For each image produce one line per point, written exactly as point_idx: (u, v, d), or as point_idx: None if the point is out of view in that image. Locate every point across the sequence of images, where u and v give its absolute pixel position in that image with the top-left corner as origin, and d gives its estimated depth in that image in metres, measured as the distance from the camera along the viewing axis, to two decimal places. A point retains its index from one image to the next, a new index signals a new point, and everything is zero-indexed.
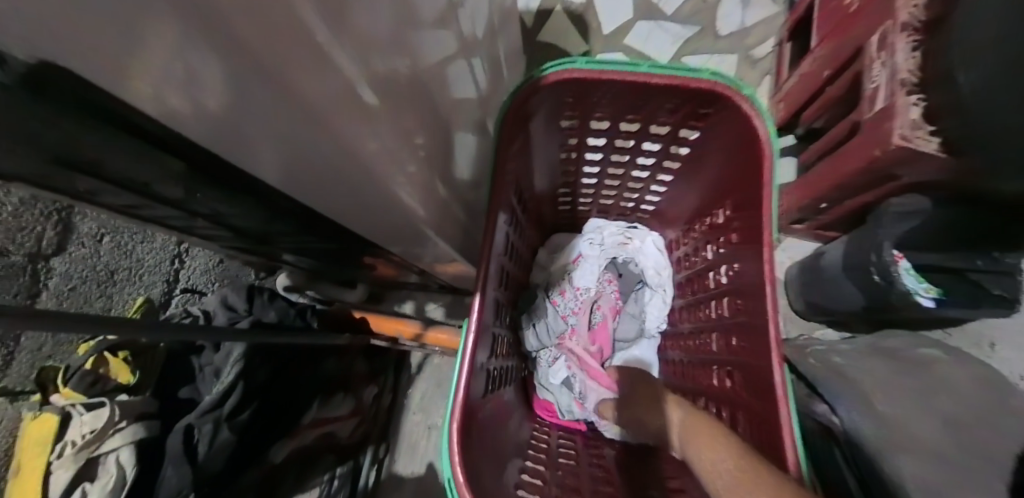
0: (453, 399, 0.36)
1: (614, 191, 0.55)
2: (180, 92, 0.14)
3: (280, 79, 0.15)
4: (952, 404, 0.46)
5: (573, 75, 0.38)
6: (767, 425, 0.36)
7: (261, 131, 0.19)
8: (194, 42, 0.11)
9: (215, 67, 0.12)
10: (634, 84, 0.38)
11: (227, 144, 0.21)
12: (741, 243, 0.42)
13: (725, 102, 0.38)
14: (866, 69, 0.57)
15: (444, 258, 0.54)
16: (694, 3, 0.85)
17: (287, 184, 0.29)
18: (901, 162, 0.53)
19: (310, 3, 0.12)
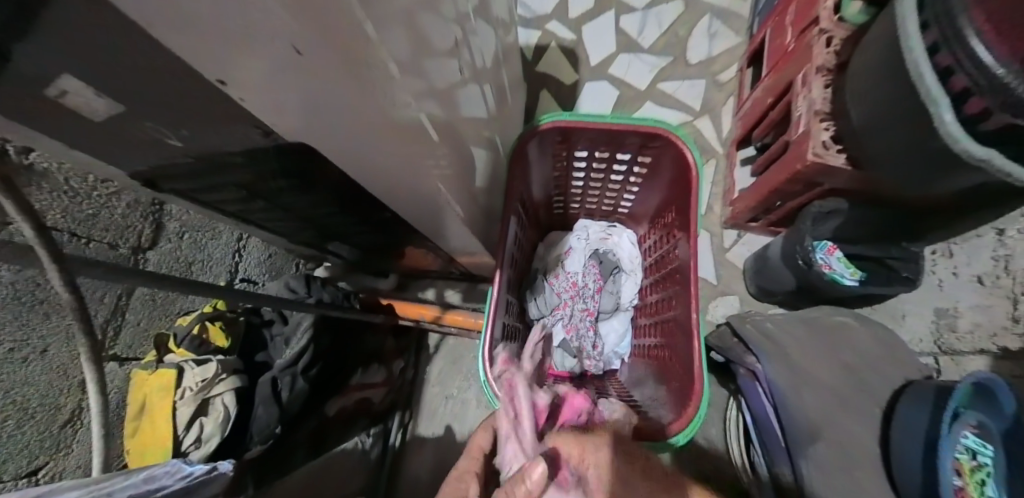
0: (482, 345, 0.52)
1: (596, 197, 0.70)
2: (323, 121, 0.28)
3: (366, 109, 0.28)
4: (841, 356, 0.63)
5: (558, 124, 0.54)
6: (688, 363, 0.52)
7: (355, 143, 0.33)
8: (332, 88, 0.23)
9: (338, 104, 0.25)
10: (602, 127, 0.54)
11: (339, 156, 0.36)
12: (680, 237, 0.58)
13: (665, 140, 0.55)
14: (795, 100, 0.73)
15: (464, 249, 0.69)
16: (666, 38, 1.01)
17: (380, 193, 0.44)
18: (820, 172, 0.69)
19: (382, 69, 0.25)
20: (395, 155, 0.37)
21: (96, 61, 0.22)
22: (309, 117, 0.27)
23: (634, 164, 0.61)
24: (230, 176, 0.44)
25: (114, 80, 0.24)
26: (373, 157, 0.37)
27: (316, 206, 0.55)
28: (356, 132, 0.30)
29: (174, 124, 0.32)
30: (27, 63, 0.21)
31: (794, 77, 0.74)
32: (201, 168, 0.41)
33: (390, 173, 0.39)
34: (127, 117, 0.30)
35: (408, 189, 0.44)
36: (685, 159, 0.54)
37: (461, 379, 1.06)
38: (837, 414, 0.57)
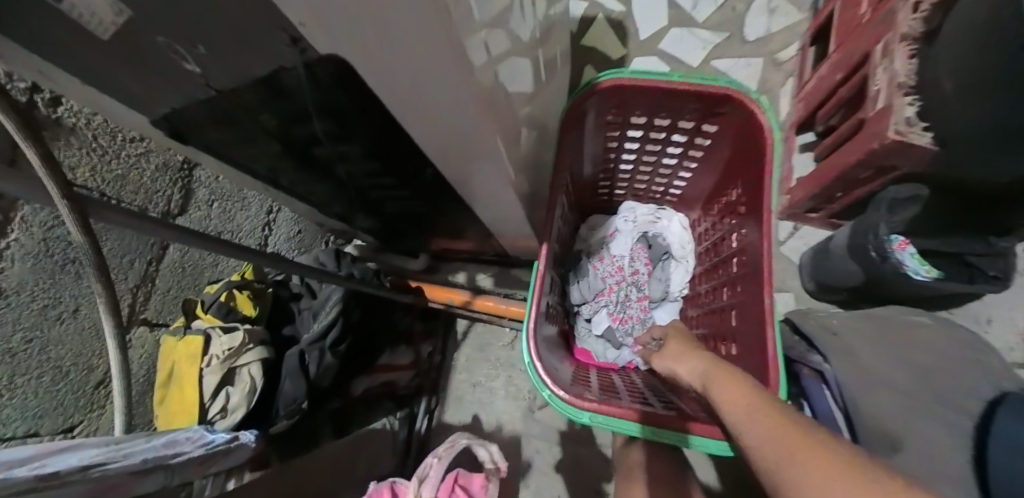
0: (526, 323, 0.48)
1: (647, 175, 0.66)
2: (377, 55, 0.23)
3: (432, 60, 0.22)
4: (922, 356, 0.57)
5: (620, 82, 0.49)
6: (758, 349, 0.47)
7: (406, 86, 0.28)
8: (399, 27, 0.18)
9: (401, 41, 0.20)
10: (669, 88, 0.49)
11: (395, 100, 0.31)
12: (747, 214, 0.53)
13: (737, 103, 0.49)
14: (871, 73, 0.67)
15: (505, 226, 0.66)
16: (724, 13, 0.94)
17: (431, 147, 0.40)
18: (894, 152, 0.63)
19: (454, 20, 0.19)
20: (465, 123, 0.33)
21: None
22: (394, 60, 0.23)
23: (696, 134, 0.56)
24: (265, 124, 0.41)
25: None
26: (447, 118, 0.32)
27: (353, 163, 0.52)
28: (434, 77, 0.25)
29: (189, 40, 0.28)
30: None
31: (872, 48, 0.68)
32: (232, 110, 0.38)
33: (448, 130, 0.35)
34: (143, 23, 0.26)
35: (456, 151, 0.40)
36: (759, 126, 0.48)
37: (489, 367, 1.04)
38: (928, 417, 0.51)
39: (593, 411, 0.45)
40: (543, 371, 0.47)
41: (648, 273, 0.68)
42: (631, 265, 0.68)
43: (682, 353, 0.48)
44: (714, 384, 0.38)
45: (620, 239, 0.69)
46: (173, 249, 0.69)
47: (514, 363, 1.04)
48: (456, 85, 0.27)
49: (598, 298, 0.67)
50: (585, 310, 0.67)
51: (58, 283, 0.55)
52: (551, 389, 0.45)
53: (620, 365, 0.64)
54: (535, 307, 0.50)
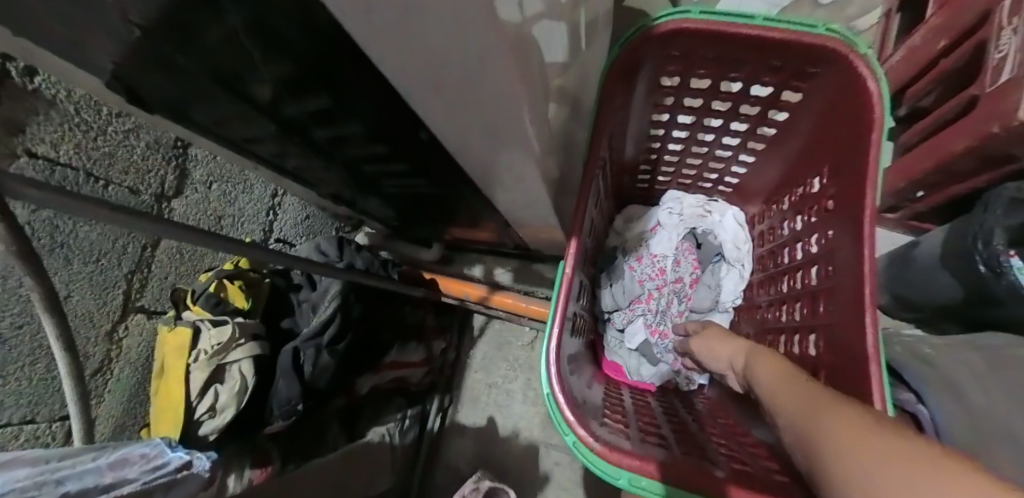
0: (547, 341, 0.40)
1: (698, 158, 0.56)
2: (385, 27, 0.15)
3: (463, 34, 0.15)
4: None
5: (686, 26, 0.38)
6: (852, 387, 0.37)
7: (426, 64, 0.20)
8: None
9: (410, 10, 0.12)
10: (749, 36, 0.38)
11: (409, 78, 0.23)
12: (835, 210, 0.42)
13: (838, 61, 0.38)
14: (994, 37, 0.52)
15: (527, 216, 0.57)
16: None
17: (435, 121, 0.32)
18: (1021, 140, 0.49)
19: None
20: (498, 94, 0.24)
21: None
22: (401, 30, 0.15)
23: (772, 105, 0.46)
24: (230, 83, 0.34)
25: None
26: (476, 92, 0.24)
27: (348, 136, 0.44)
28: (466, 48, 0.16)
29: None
30: None
31: (994, 5, 0.53)
32: (187, 60, 0.30)
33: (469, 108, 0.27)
34: None
35: (469, 128, 0.32)
36: (863, 94, 0.38)
37: (507, 368, 0.97)
38: None
39: (632, 469, 0.35)
40: (568, 409, 0.37)
41: (697, 278, 0.59)
42: (676, 270, 0.58)
43: (742, 354, 0.41)
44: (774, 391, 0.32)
45: (664, 240, 0.58)
46: (163, 248, 0.65)
47: (533, 365, 0.96)
48: (500, 57, 0.19)
49: (636, 310, 0.57)
50: (620, 323, 0.58)
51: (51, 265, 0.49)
52: (576, 432, 0.36)
53: (656, 383, 0.57)
54: (558, 320, 0.41)
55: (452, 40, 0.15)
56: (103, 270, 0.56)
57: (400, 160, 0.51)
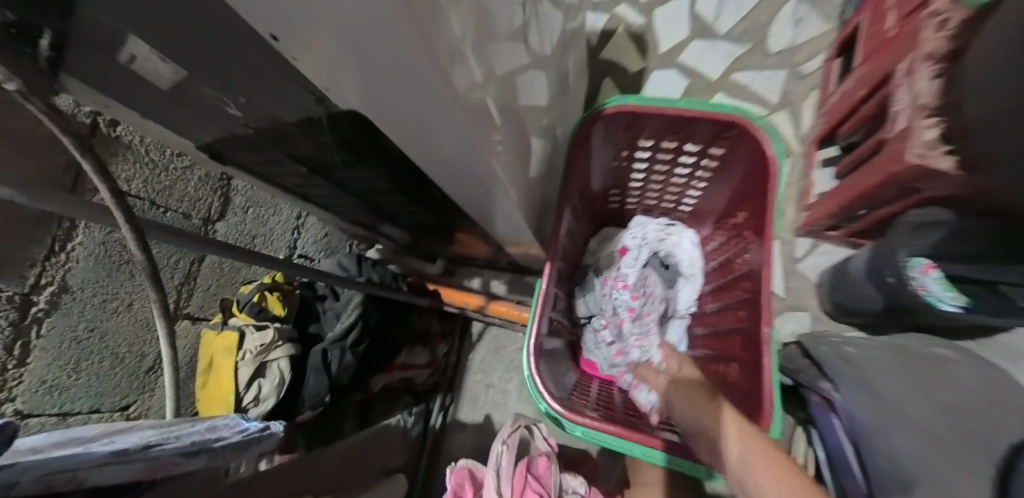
0: (528, 339, 0.52)
1: (657, 189, 0.69)
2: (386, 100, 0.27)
3: (425, 102, 0.26)
4: (951, 393, 0.51)
5: (626, 107, 0.54)
6: (753, 371, 0.50)
7: (418, 125, 0.31)
8: (391, 77, 0.22)
9: (388, 86, 0.24)
10: (674, 112, 0.54)
11: (412, 141, 0.35)
12: (751, 236, 0.57)
13: (739, 128, 0.53)
14: (894, 92, 0.66)
15: (515, 239, 0.69)
16: (747, 24, 0.94)
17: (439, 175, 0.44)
18: (920, 178, 0.62)
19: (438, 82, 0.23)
20: (460, 142, 0.34)
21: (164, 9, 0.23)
22: (392, 102, 0.27)
23: (703, 156, 0.60)
24: (289, 148, 0.46)
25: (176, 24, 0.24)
26: (453, 142, 0.34)
27: (370, 182, 0.56)
28: (417, 105, 0.27)
29: (232, 90, 0.33)
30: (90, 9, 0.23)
31: (896, 66, 0.66)
32: (262, 136, 0.42)
33: (454, 159, 0.38)
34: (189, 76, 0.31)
35: (466, 178, 0.44)
36: (764, 152, 0.52)
37: (503, 370, 1.08)
38: (951, 464, 0.43)
39: (588, 426, 0.48)
40: (540, 384, 0.50)
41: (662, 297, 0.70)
42: (640, 294, 0.69)
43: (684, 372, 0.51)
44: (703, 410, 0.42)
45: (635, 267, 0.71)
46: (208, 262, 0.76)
47: None
48: (463, 118, 0.30)
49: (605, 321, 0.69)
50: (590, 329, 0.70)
51: (115, 280, 0.60)
52: (546, 402, 0.49)
53: None
54: (538, 323, 0.53)
55: (417, 103, 0.26)
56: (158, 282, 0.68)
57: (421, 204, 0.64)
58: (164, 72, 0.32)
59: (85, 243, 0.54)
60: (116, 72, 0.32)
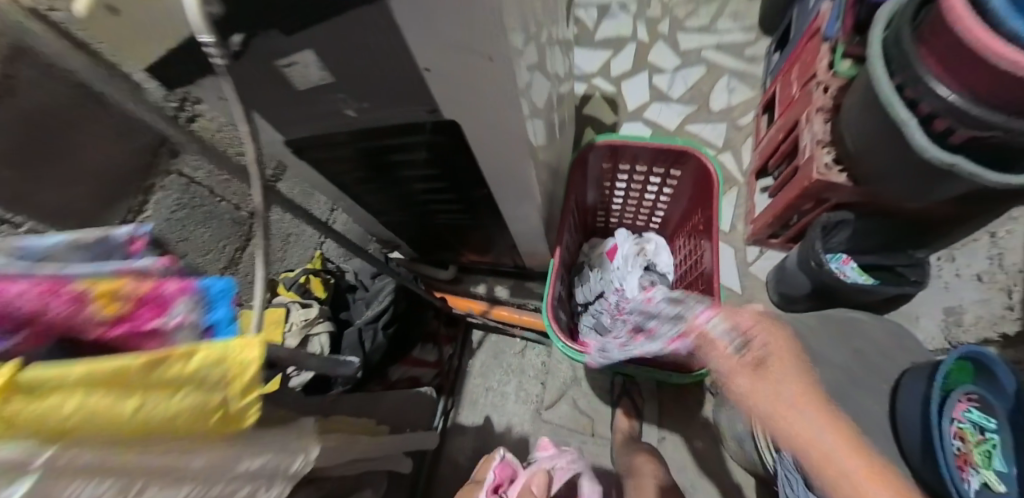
0: (544, 301, 0.73)
1: (633, 206, 0.92)
2: (460, 74, 0.43)
3: (484, 68, 0.42)
4: (861, 341, 0.68)
5: (609, 141, 0.78)
6: None
7: (477, 97, 0.47)
8: (468, 46, 0.38)
9: (466, 57, 0.40)
10: (642, 145, 0.77)
11: (472, 118, 0.52)
12: (703, 230, 0.78)
13: (689, 154, 0.76)
14: (802, 132, 0.89)
15: (524, 235, 0.83)
16: (693, 91, 1.22)
17: (484, 156, 0.60)
18: (827, 189, 0.82)
19: (495, 53, 0.39)
20: (501, 116, 0.50)
21: (353, 31, 0.39)
22: (460, 72, 0.43)
23: (667, 177, 0.83)
24: (366, 143, 0.61)
25: (352, 41, 0.41)
26: (497, 117, 0.50)
27: (415, 181, 0.71)
28: (476, 73, 0.43)
29: (354, 90, 0.49)
30: (311, 26, 0.39)
31: (800, 116, 0.91)
32: (351, 129, 0.57)
33: (497, 137, 0.54)
34: (332, 72, 0.46)
35: (502, 160, 0.60)
36: (709, 170, 0.75)
37: (502, 374, 1.15)
38: (856, 389, 0.62)
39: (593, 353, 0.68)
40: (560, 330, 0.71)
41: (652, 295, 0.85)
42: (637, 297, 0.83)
43: (766, 346, 0.49)
44: (782, 401, 0.43)
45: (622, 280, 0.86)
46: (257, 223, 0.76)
47: (524, 370, 1.15)
48: (508, 95, 0.46)
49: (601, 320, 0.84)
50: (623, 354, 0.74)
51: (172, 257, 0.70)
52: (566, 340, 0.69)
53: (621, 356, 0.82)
54: (549, 292, 0.74)
55: (479, 74, 0.42)
56: (205, 263, 0.76)
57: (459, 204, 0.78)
58: (313, 76, 0.48)
59: (153, 215, 0.64)
60: (276, 73, 0.48)
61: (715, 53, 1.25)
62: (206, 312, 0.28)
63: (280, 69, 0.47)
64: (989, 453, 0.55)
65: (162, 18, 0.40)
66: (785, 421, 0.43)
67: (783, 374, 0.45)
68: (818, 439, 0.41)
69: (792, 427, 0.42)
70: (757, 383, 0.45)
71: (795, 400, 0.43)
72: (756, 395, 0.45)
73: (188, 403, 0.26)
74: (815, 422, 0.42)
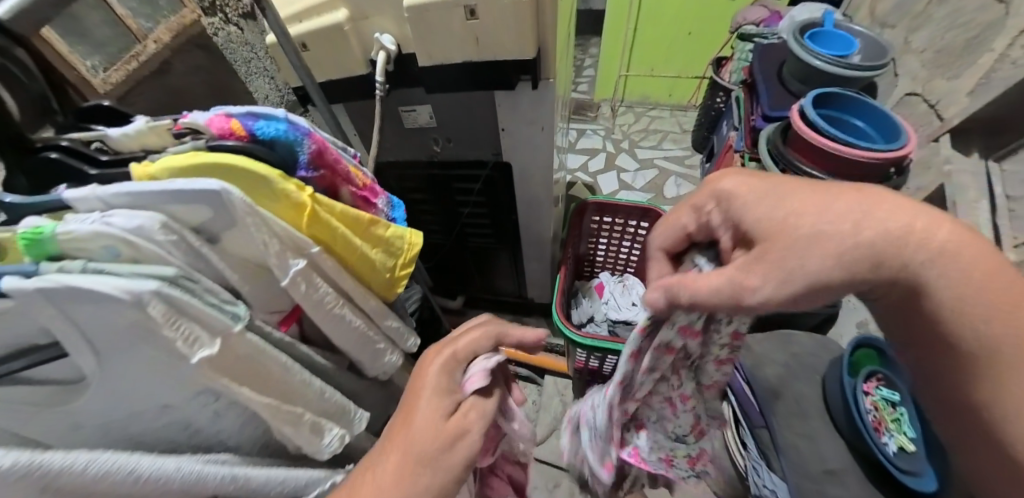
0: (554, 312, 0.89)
1: (614, 252, 1.15)
2: (514, 115, 0.73)
3: (532, 113, 0.72)
4: (800, 347, 0.84)
5: (594, 201, 1.04)
6: None
7: (520, 132, 0.76)
8: (527, 96, 0.69)
9: (521, 104, 0.71)
10: (618, 204, 1.03)
11: (514, 149, 0.79)
12: None
13: (652, 211, 1.01)
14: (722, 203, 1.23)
15: (530, 258, 1.06)
16: (649, 184, 1.57)
17: (518, 179, 0.86)
18: None
19: (539, 101, 0.70)
20: (534, 146, 0.78)
21: (457, 87, 0.67)
22: (514, 115, 0.73)
23: (638, 228, 1.07)
24: (436, 168, 0.87)
25: (455, 95, 0.71)
26: (530, 150, 0.79)
27: (459, 204, 0.94)
28: (524, 113, 0.72)
29: (442, 125, 0.78)
30: (436, 84, 0.67)
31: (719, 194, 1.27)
32: (427, 150, 0.84)
33: (529, 163, 0.82)
34: (432, 109, 0.74)
35: (528, 183, 0.86)
36: None
37: None
38: (796, 378, 0.79)
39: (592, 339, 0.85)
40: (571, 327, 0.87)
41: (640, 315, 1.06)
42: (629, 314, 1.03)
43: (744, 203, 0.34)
44: (825, 245, 0.29)
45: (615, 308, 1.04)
46: None
47: None
48: (543, 135, 0.76)
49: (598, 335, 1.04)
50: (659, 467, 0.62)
51: None
52: (572, 332, 0.87)
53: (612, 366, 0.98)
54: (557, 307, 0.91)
55: (527, 114, 0.72)
56: None
57: (487, 229, 1.00)
58: (422, 121, 0.77)
59: None
60: (396, 113, 0.76)
61: (664, 161, 1.64)
62: (389, 211, 0.49)
63: (400, 112, 0.76)
64: (899, 420, 0.69)
65: (344, 66, 0.66)
66: (796, 267, 0.29)
67: (755, 230, 0.32)
68: (901, 216, 0.28)
69: (860, 233, 0.28)
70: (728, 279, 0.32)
71: (836, 239, 0.29)
72: (790, 285, 0.29)
73: (379, 254, 0.44)
74: (854, 209, 0.29)
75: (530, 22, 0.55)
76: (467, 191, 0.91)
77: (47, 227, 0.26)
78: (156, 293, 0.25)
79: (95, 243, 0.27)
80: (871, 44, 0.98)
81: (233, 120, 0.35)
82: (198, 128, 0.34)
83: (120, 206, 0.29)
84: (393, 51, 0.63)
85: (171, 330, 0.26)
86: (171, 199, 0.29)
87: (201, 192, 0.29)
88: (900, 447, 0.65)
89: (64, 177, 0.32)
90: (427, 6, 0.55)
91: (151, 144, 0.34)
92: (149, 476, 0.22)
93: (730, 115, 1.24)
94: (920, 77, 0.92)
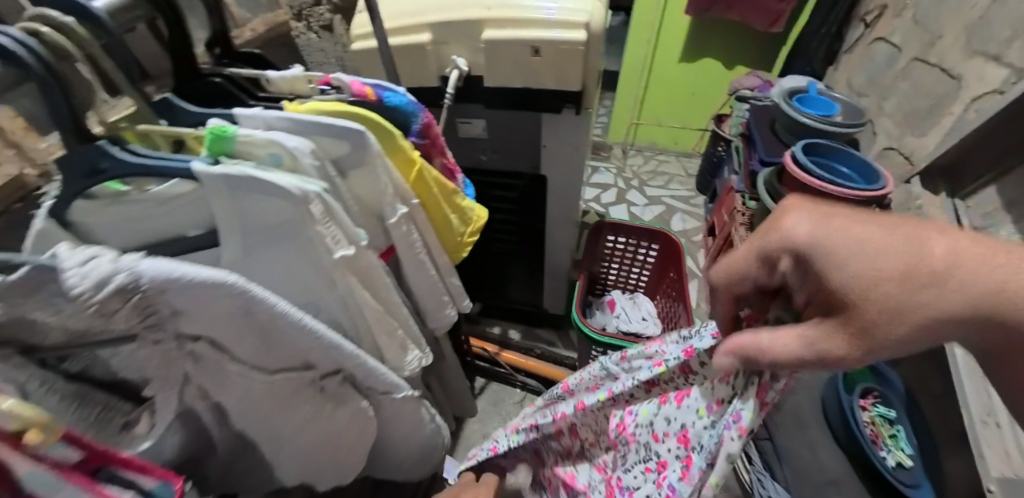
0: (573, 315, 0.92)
1: (625, 274, 1.22)
2: (555, 136, 0.82)
3: (572, 136, 0.82)
4: None
5: (611, 222, 1.11)
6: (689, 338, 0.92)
7: (558, 152, 0.85)
8: (570, 122, 0.79)
9: (563, 128, 0.81)
10: (634, 227, 1.10)
11: (551, 167, 0.88)
12: (675, 291, 1.07)
13: (665, 235, 1.09)
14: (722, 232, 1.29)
15: (549, 269, 1.12)
16: (656, 218, 1.68)
17: (550, 194, 0.94)
18: None
19: (580, 127, 0.80)
20: (568, 165, 0.87)
21: (511, 106, 0.77)
22: (555, 136, 0.82)
23: (651, 250, 1.14)
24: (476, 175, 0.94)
25: (507, 115, 0.81)
26: (564, 168, 0.88)
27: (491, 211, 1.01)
28: (564, 135, 0.82)
29: (490, 137, 0.87)
30: (490, 101, 0.76)
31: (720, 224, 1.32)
32: (471, 159, 0.92)
33: (562, 181, 0.90)
34: (483, 123, 0.84)
35: (558, 198, 0.94)
36: (677, 245, 1.07)
37: (500, 421, 1.10)
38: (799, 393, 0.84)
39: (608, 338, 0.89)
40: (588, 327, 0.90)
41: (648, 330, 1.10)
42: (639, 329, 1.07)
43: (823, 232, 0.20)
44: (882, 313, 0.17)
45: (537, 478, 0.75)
46: None
47: None
48: (578, 155, 0.85)
49: None
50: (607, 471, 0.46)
51: None
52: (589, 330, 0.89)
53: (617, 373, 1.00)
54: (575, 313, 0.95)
55: (567, 136, 0.82)
56: None
57: (512, 237, 1.06)
58: (475, 132, 0.86)
59: None
60: (451, 123, 0.85)
61: (671, 200, 1.76)
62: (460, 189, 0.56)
63: (456, 123, 0.85)
64: (896, 436, 0.72)
65: (415, 77, 0.75)
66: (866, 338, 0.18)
67: (843, 278, 0.18)
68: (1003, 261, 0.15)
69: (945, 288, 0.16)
70: (812, 351, 0.20)
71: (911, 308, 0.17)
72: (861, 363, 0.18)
73: (456, 219, 0.50)
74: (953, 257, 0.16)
75: (579, 62, 0.66)
76: (501, 199, 0.98)
77: (230, 129, 0.32)
78: (319, 195, 0.30)
79: (265, 150, 0.33)
80: (851, 108, 1.13)
81: (366, 86, 0.42)
82: (339, 85, 0.41)
83: (279, 128, 0.36)
84: (464, 72, 0.71)
85: (325, 227, 0.31)
86: (322, 131, 0.36)
87: (351, 131, 0.35)
88: (897, 462, 0.68)
89: (225, 100, 0.40)
90: (502, 39, 0.65)
91: (298, 90, 0.42)
92: (310, 329, 0.30)
93: (731, 162, 1.38)
94: (897, 135, 1.06)
